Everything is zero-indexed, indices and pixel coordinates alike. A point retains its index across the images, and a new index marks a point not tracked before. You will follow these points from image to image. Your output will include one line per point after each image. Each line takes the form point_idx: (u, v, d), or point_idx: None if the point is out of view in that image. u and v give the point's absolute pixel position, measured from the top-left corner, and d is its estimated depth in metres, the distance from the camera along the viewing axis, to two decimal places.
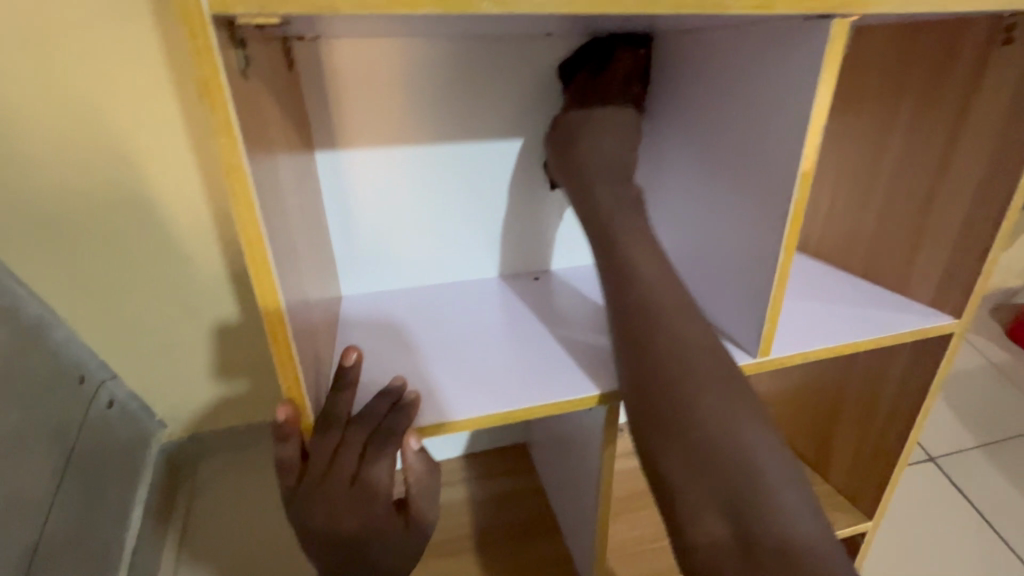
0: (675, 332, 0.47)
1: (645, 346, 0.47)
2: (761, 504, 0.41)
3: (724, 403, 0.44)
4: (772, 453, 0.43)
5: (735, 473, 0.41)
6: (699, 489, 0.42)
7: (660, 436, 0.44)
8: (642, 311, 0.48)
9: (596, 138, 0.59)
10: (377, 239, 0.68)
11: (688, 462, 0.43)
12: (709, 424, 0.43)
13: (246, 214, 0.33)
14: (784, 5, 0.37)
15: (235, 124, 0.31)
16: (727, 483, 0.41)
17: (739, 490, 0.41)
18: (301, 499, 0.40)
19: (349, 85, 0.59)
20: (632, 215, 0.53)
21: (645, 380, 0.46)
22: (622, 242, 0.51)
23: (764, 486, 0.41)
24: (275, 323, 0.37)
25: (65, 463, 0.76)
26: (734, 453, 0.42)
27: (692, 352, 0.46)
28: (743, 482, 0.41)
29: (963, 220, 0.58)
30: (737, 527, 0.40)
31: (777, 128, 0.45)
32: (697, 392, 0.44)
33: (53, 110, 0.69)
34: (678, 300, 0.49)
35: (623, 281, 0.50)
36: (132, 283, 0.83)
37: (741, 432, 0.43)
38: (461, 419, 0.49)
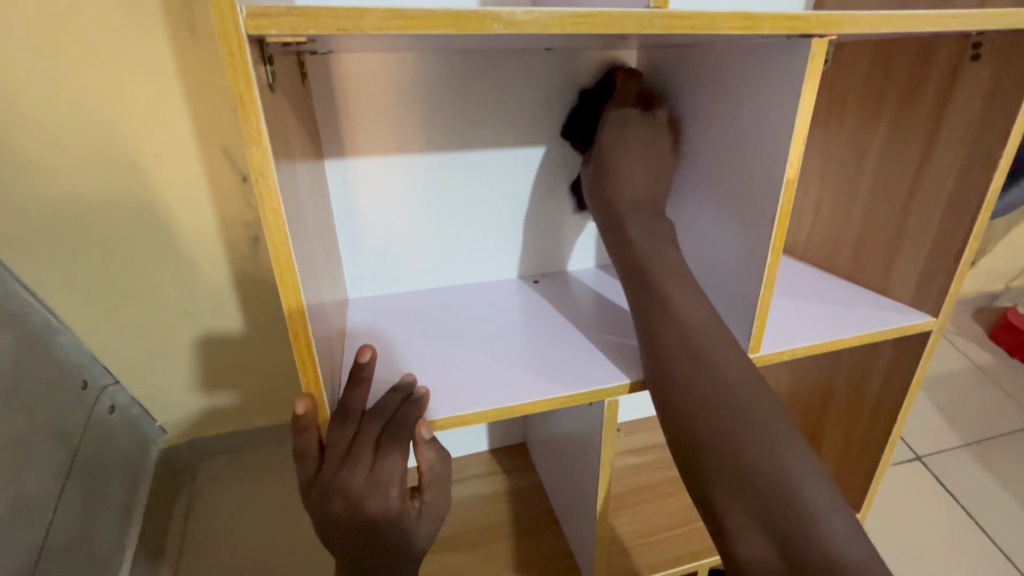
0: (714, 365, 0.50)
1: (681, 379, 0.50)
2: (802, 523, 0.45)
3: (762, 428, 0.47)
4: (809, 471, 0.46)
5: (775, 496, 0.45)
6: (743, 513, 0.46)
7: (702, 465, 0.48)
8: (678, 344, 0.51)
9: (633, 167, 0.60)
10: (382, 243, 0.70)
11: (731, 488, 0.46)
12: (749, 452, 0.46)
13: (272, 217, 0.35)
14: (769, 26, 0.40)
15: (265, 133, 0.33)
16: (768, 505, 0.45)
17: (779, 511, 0.45)
18: (321, 489, 0.42)
19: (357, 96, 0.62)
20: (662, 248, 0.56)
21: (684, 411, 0.49)
22: (653, 275, 0.54)
23: (806, 512, 0.45)
24: (297, 319, 0.39)
25: (69, 465, 0.78)
26: (774, 476, 0.45)
27: (729, 382, 0.49)
28: (786, 509, 0.45)
29: (939, 223, 0.62)
30: (781, 549, 0.45)
31: (765, 136, 0.49)
32: (737, 424, 0.47)
33: (65, 120, 0.71)
34: (711, 330, 0.51)
35: (656, 316, 0.52)
36: (139, 289, 0.84)
37: (784, 461, 0.46)
38: (469, 413, 0.51)
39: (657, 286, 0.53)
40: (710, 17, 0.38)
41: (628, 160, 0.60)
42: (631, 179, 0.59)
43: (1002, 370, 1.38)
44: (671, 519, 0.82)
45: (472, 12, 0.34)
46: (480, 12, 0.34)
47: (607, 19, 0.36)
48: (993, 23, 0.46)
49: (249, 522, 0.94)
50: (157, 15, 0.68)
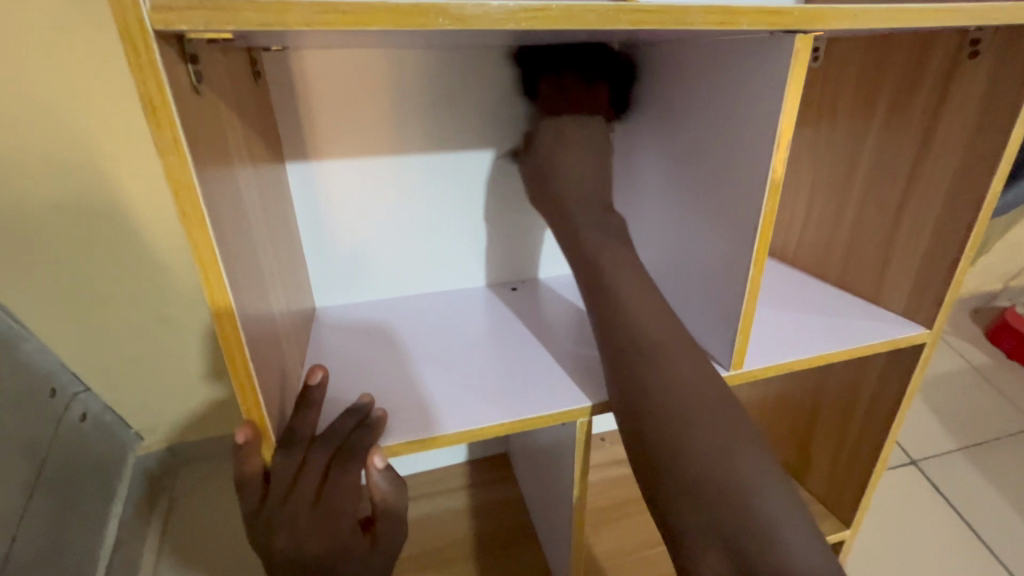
0: (670, 355, 0.47)
1: (636, 384, 0.46)
2: (760, 534, 0.39)
3: (721, 434, 0.43)
4: (770, 481, 0.41)
5: (732, 505, 0.40)
6: (697, 526, 0.41)
7: (656, 473, 0.43)
8: (635, 348, 0.47)
9: (574, 164, 0.58)
10: (350, 250, 0.67)
11: (685, 497, 0.41)
12: (705, 457, 0.42)
13: (198, 233, 0.32)
14: (748, 20, 0.37)
15: (183, 141, 0.30)
16: (725, 516, 0.40)
17: (736, 522, 0.40)
18: (264, 522, 0.39)
19: (319, 95, 0.58)
20: (616, 250, 0.53)
21: (639, 417, 0.45)
22: (609, 277, 0.51)
23: (761, 511, 0.40)
24: (232, 342, 0.36)
25: (36, 477, 0.74)
26: (730, 483, 0.41)
27: (685, 387, 0.45)
28: (739, 504, 0.40)
29: (933, 229, 0.58)
30: (730, 548, 0.39)
31: (746, 140, 0.45)
32: (692, 413, 0.44)
33: (14, 119, 0.67)
34: (667, 323, 0.49)
35: (615, 319, 0.49)
36: (103, 295, 0.81)
37: (738, 455, 0.42)
38: (432, 435, 0.47)
39: (611, 289, 0.50)
40: (683, 10, 0.35)
41: (562, 159, 0.58)
42: (560, 174, 0.57)
43: (1000, 372, 1.35)
44: (656, 533, 0.79)
45: (413, 5, 0.31)
46: (422, 5, 0.31)
47: (569, 12, 0.33)
48: (991, 17, 0.43)
49: (221, 534, 0.91)
50: (110, 8, 0.65)
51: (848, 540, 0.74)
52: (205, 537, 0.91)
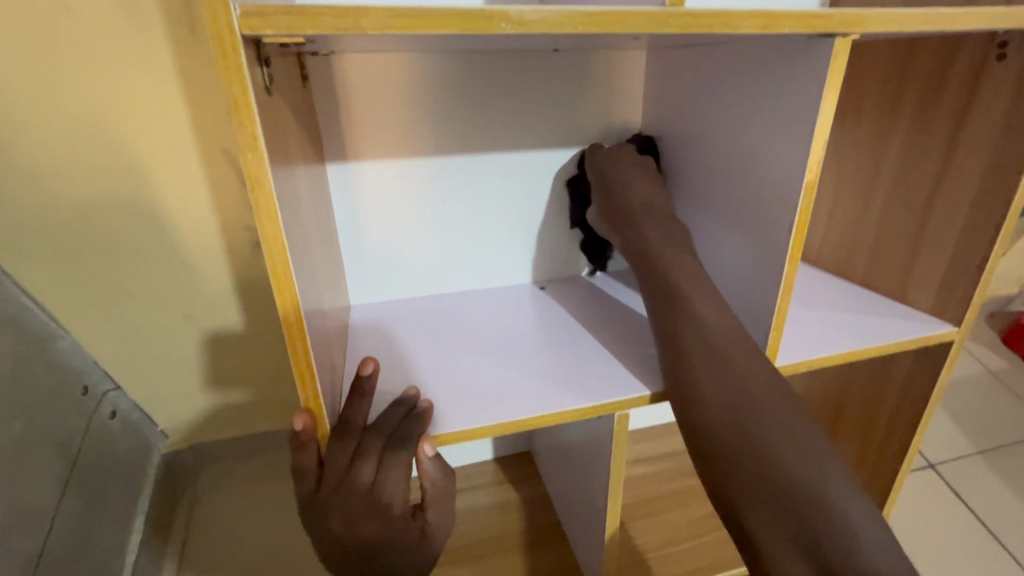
0: (725, 346, 0.48)
1: (695, 384, 0.47)
2: (825, 516, 0.41)
3: (780, 425, 0.44)
4: (832, 466, 0.43)
5: (797, 489, 0.42)
6: (765, 511, 0.42)
7: (721, 466, 0.45)
8: (693, 340, 0.49)
9: (633, 174, 0.60)
10: (385, 250, 0.69)
11: (752, 486, 0.43)
12: (769, 446, 0.43)
13: (268, 226, 0.34)
14: (789, 23, 0.38)
15: (260, 139, 0.32)
16: (788, 489, 0.42)
17: (804, 509, 0.41)
18: (322, 507, 0.41)
19: (359, 99, 0.60)
20: (679, 255, 0.53)
21: (700, 414, 0.46)
22: (671, 280, 0.51)
23: (825, 494, 0.41)
24: (295, 332, 0.38)
25: (69, 474, 0.76)
26: (793, 469, 0.42)
27: (742, 381, 0.46)
28: (804, 488, 0.42)
29: (961, 229, 0.59)
30: (796, 532, 0.41)
31: (783, 140, 0.47)
32: (751, 401, 0.45)
33: (63, 123, 0.70)
34: (722, 316, 0.50)
35: (674, 322, 0.50)
36: (139, 293, 0.83)
37: (797, 442, 0.43)
38: (475, 428, 0.49)
39: (675, 292, 0.51)
40: (728, 15, 0.36)
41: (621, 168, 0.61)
42: (622, 181, 0.60)
43: (1016, 375, 1.35)
44: (681, 532, 0.80)
45: (478, 11, 0.32)
46: (487, 11, 0.32)
47: (620, 18, 0.35)
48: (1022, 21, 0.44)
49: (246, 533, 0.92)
50: (156, 15, 0.67)
51: (873, 539, 0.75)
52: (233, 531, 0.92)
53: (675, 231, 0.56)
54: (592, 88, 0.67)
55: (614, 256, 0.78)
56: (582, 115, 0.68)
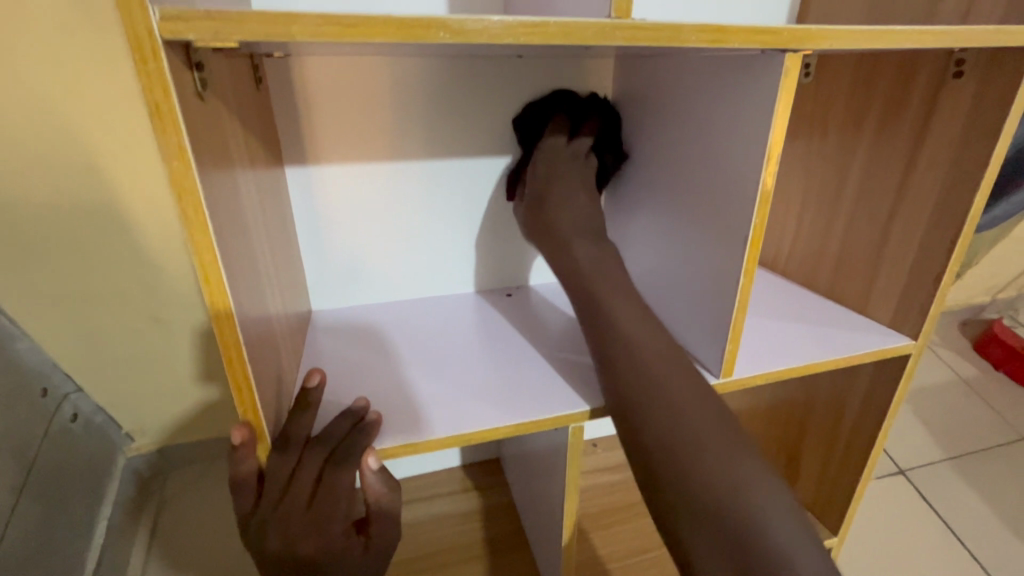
0: (661, 369, 0.48)
1: (634, 411, 0.47)
2: (763, 540, 0.40)
3: (721, 452, 0.44)
4: (774, 495, 0.42)
5: (732, 514, 0.41)
6: (707, 539, 0.41)
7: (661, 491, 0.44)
8: (627, 362, 0.48)
9: (565, 190, 0.58)
10: (347, 255, 0.67)
11: (688, 509, 0.42)
12: (706, 473, 0.43)
13: (199, 236, 0.33)
14: (741, 37, 0.38)
15: (187, 146, 0.31)
16: (725, 510, 0.41)
17: (741, 531, 0.40)
18: (258, 524, 0.39)
19: (318, 101, 0.59)
20: (610, 275, 0.53)
21: (648, 436, 0.46)
22: (607, 309, 0.51)
23: (763, 517, 0.41)
24: (230, 343, 0.37)
25: (25, 479, 0.73)
26: (731, 495, 0.42)
27: (683, 409, 0.46)
28: (742, 510, 0.41)
29: (919, 242, 0.60)
30: (732, 553, 0.40)
31: (739, 154, 0.47)
32: (691, 422, 0.45)
33: (15, 120, 0.67)
34: (657, 341, 0.49)
35: (613, 351, 0.49)
36: (97, 295, 0.81)
37: (736, 465, 0.43)
38: (425, 439, 0.48)
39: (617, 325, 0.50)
40: (676, 28, 0.36)
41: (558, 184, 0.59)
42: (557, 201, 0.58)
43: (986, 383, 1.37)
44: (647, 539, 0.80)
45: (415, 19, 0.31)
46: (424, 19, 0.32)
47: (566, 29, 0.34)
48: (975, 40, 0.45)
49: (210, 537, 0.90)
50: (112, 11, 0.65)
51: (835, 547, 0.75)
52: (193, 538, 0.90)
53: (607, 253, 0.55)
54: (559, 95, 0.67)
55: None
56: None
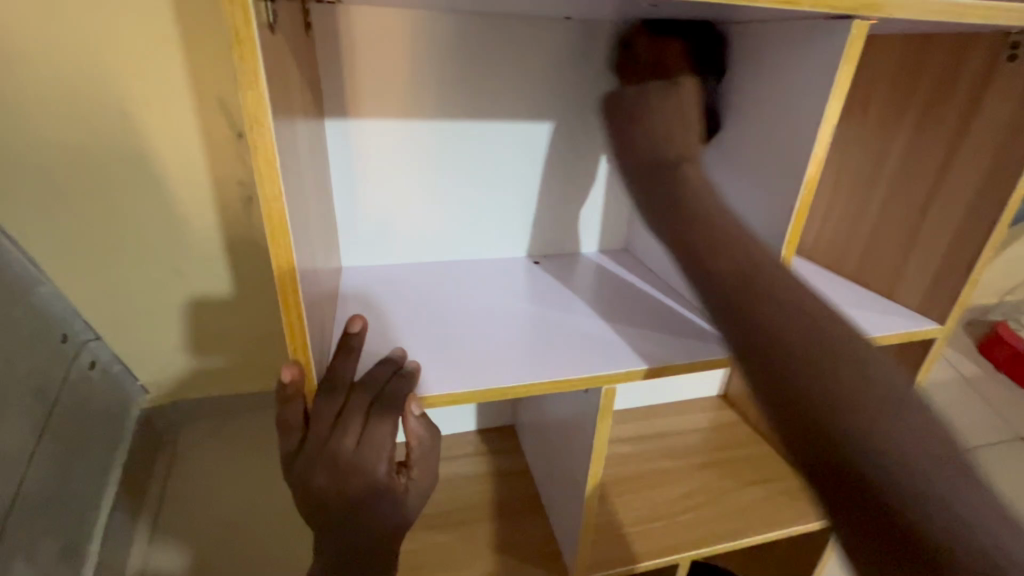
0: (782, 300, 0.44)
1: (766, 338, 0.43)
2: (926, 491, 0.36)
3: (845, 372, 0.41)
4: (930, 438, 0.39)
5: (889, 461, 0.37)
6: (867, 486, 0.38)
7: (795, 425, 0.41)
8: (739, 292, 0.45)
9: (662, 113, 0.54)
10: (380, 214, 0.68)
11: (840, 453, 0.39)
12: (838, 397, 0.40)
13: (266, 171, 0.33)
14: (810, 2, 0.38)
15: (262, 75, 0.31)
16: (882, 457, 0.38)
17: (903, 479, 0.37)
18: (303, 464, 0.41)
19: (362, 53, 0.59)
20: (707, 208, 0.50)
21: (784, 375, 0.42)
22: (697, 221, 0.49)
23: (927, 469, 0.37)
24: (287, 281, 0.37)
25: (45, 422, 0.74)
26: (872, 414, 0.39)
27: (793, 332, 0.43)
28: (901, 459, 0.37)
29: (954, 229, 0.60)
30: (893, 502, 0.37)
31: (796, 126, 0.50)
32: (827, 359, 0.41)
33: (53, 57, 0.67)
34: (768, 269, 0.46)
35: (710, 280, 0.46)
36: (120, 243, 0.80)
37: (887, 408, 0.39)
38: (461, 392, 0.49)
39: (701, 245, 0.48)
40: None
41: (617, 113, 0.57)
42: (623, 134, 0.56)
43: (989, 382, 1.39)
44: (657, 510, 0.81)
45: None
46: None
47: None
48: None
49: (222, 500, 0.94)
50: None
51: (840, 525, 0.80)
52: (207, 497, 0.94)
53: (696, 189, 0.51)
54: (597, 62, 0.66)
55: (609, 236, 0.78)
56: (589, 90, 0.67)
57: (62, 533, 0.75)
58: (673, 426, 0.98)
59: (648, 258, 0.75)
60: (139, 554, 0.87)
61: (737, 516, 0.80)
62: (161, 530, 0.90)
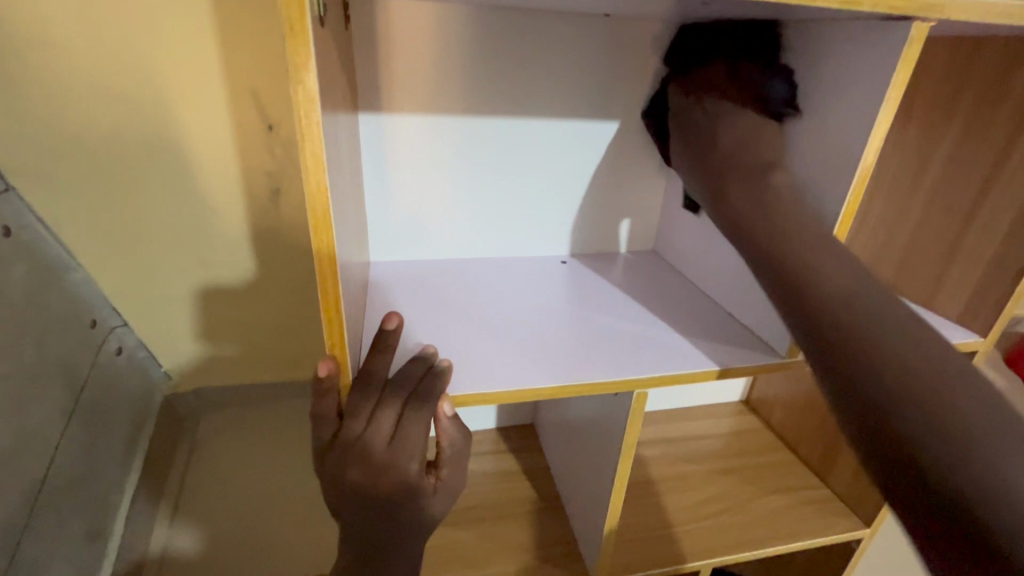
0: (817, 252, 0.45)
1: (803, 284, 0.44)
2: (977, 457, 0.33)
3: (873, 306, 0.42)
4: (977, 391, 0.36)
5: (929, 410, 0.36)
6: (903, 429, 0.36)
7: (871, 411, 0.38)
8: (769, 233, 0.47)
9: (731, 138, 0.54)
10: (411, 210, 0.67)
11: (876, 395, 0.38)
12: (904, 360, 0.38)
13: (312, 163, 0.34)
14: (871, 2, 0.39)
15: (312, 68, 0.31)
16: (916, 407, 0.36)
17: (938, 431, 0.35)
18: (335, 457, 0.41)
19: (397, 48, 0.59)
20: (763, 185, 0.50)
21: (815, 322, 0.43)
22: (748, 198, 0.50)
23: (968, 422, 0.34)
24: (326, 267, 0.37)
25: (73, 407, 0.74)
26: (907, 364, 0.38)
27: (818, 266, 0.44)
28: (933, 412, 0.35)
29: (1001, 240, 0.62)
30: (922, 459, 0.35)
31: (839, 129, 0.50)
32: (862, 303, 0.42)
33: (92, 47, 0.68)
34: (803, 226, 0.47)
35: (790, 271, 0.45)
36: (147, 231, 0.81)
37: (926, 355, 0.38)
38: (495, 392, 0.48)
39: (764, 223, 0.48)
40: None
41: (769, 213, 0.49)
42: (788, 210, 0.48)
43: None
44: (678, 516, 0.80)
45: None
46: None
47: None
48: None
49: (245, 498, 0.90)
50: None
51: (867, 538, 0.79)
52: (222, 491, 0.90)
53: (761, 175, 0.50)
54: (631, 60, 0.65)
55: (640, 237, 0.78)
56: (624, 87, 0.66)
57: (87, 514, 0.76)
58: (694, 431, 0.97)
59: (678, 259, 0.74)
60: (160, 538, 0.86)
61: (762, 524, 0.79)
62: (175, 525, 0.87)
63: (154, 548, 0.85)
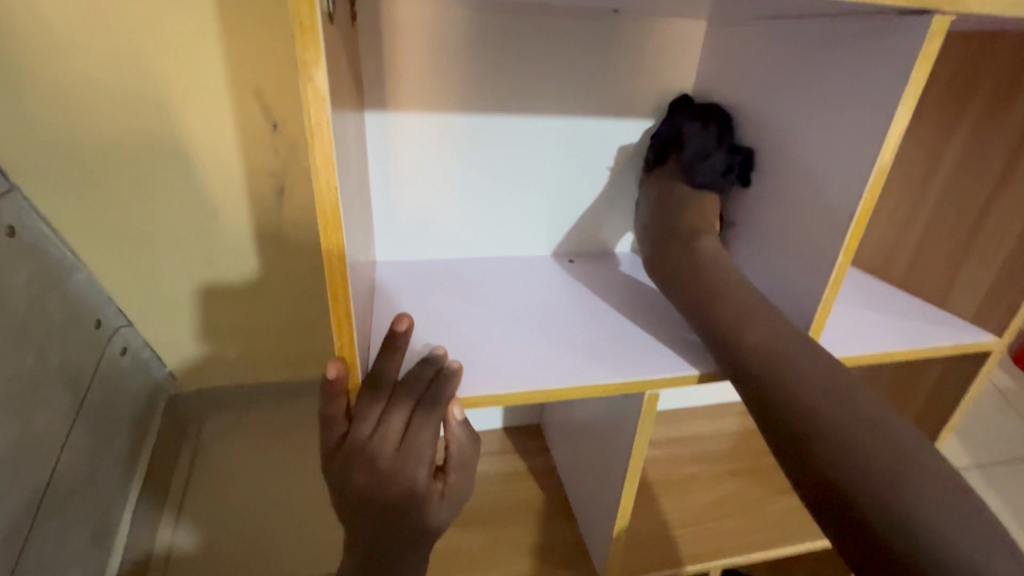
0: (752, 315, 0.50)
1: (738, 348, 0.49)
2: (899, 504, 0.38)
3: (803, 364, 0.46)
4: (896, 430, 0.41)
5: (853, 464, 0.40)
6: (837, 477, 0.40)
7: (808, 465, 0.43)
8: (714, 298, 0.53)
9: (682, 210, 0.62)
10: (417, 209, 0.67)
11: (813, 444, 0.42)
12: (830, 413, 0.43)
13: (321, 161, 0.33)
14: None
15: (322, 65, 0.31)
16: (846, 461, 0.40)
17: (868, 485, 0.39)
18: (342, 461, 0.41)
19: (403, 45, 0.58)
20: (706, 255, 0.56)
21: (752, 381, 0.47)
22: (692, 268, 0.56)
23: (889, 465, 0.39)
24: (335, 268, 0.37)
25: (77, 406, 0.74)
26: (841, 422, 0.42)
27: (750, 328, 0.49)
28: (861, 461, 0.40)
29: (1015, 237, 0.61)
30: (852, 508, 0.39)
31: (852, 127, 0.49)
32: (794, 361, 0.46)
33: (95, 45, 0.67)
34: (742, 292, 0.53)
35: (721, 332, 0.51)
36: (151, 231, 0.80)
37: (855, 407, 0.43)
38: (504, 393, 0.48)
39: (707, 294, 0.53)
40: None
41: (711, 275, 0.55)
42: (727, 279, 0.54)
43: None
44: (686, 516, 0.80)
45: None
46: None
47: None
48: None
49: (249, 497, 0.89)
50: None
51: None
52: (226, 489, 0.90)
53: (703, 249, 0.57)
54: (639, 56, 0.65)
55: None
56: (632, 85, 0.66)
57: (91, 517, 0.75)
58: (701, 431, 0.96)
59: None
60: (165, 537, 0.85)
61: (770, 524, 0.78)
62: (180, 525, 0.86)
63: (160, 547, 0.83)
